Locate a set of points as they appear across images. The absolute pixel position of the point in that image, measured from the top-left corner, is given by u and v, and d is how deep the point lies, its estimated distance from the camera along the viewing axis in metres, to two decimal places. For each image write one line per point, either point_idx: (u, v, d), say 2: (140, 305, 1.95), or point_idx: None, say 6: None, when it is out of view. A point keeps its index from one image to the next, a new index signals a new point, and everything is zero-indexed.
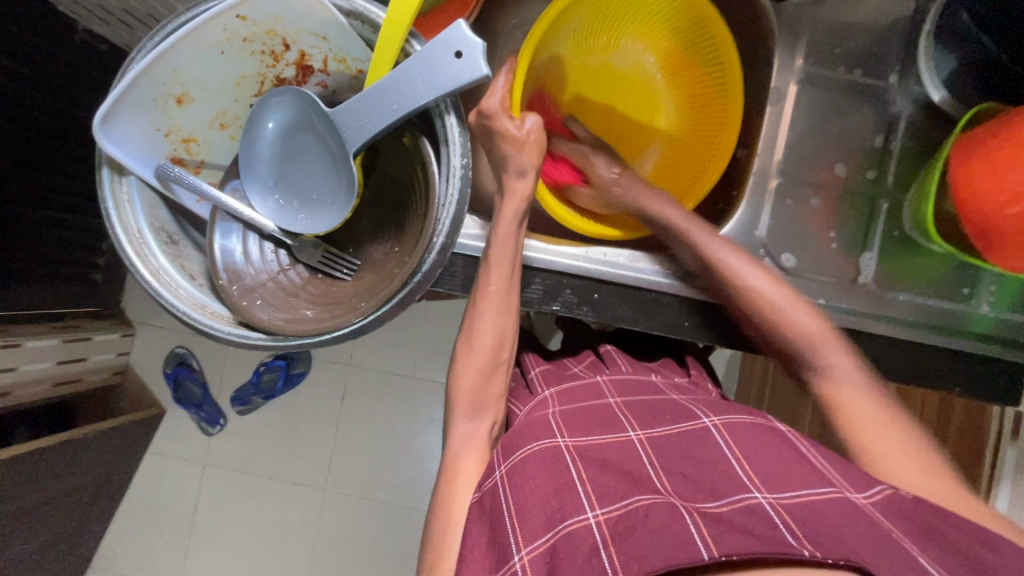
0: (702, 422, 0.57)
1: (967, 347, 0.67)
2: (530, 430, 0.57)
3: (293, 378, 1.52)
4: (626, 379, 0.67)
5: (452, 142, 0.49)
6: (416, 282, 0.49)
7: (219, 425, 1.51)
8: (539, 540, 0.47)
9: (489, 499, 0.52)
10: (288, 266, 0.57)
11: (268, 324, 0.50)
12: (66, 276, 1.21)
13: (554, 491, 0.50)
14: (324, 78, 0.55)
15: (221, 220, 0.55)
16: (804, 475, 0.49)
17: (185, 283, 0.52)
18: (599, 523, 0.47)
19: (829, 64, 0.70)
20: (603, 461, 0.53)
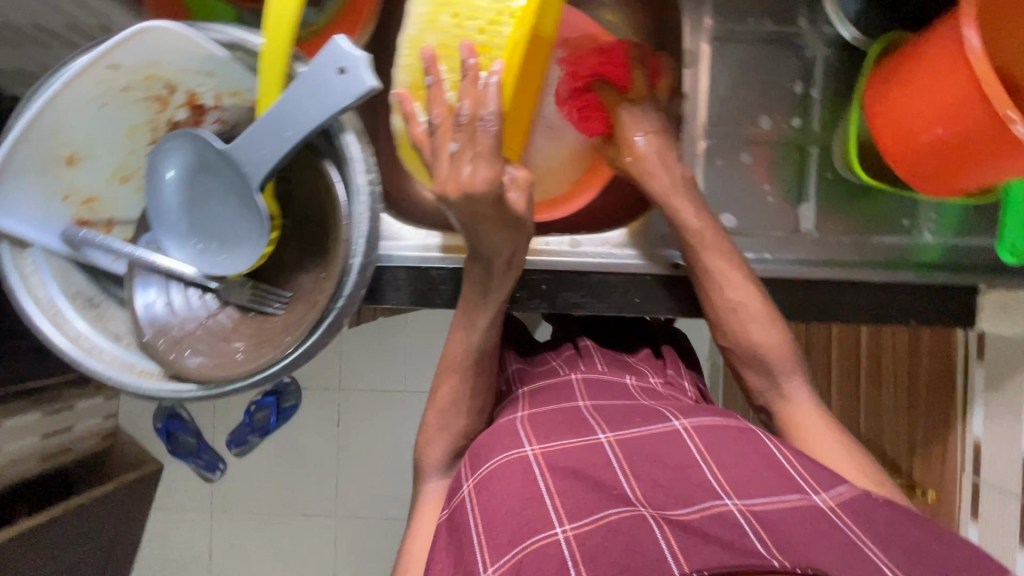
0: (672, 425, 0.56)
1: (913, 280, 0.67)
2: (497, 441, 0.57)
3: (286, 412, 1.53)
4: (597, 376, 0.67)
5: (353, 160, 0.48)
6: (340, 307, 0.49)
7: (219, 469, 1.55)
8: (505, 556, 0.47)
9: (456, 513, 0.54)
10: (217, 309, 0.55)
11: (197, 374, 0.50)
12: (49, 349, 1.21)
13: (520, 506, 0.50)
14: (221, 114, 0.54)
15: (139, 275, 0.53)
16: (777, 474, 0.51)
17: (110, 345, 0.51)
18: (569, 538, 0.47)
19: (738, 18, 0.69)
20: (574, 471, 0.52)
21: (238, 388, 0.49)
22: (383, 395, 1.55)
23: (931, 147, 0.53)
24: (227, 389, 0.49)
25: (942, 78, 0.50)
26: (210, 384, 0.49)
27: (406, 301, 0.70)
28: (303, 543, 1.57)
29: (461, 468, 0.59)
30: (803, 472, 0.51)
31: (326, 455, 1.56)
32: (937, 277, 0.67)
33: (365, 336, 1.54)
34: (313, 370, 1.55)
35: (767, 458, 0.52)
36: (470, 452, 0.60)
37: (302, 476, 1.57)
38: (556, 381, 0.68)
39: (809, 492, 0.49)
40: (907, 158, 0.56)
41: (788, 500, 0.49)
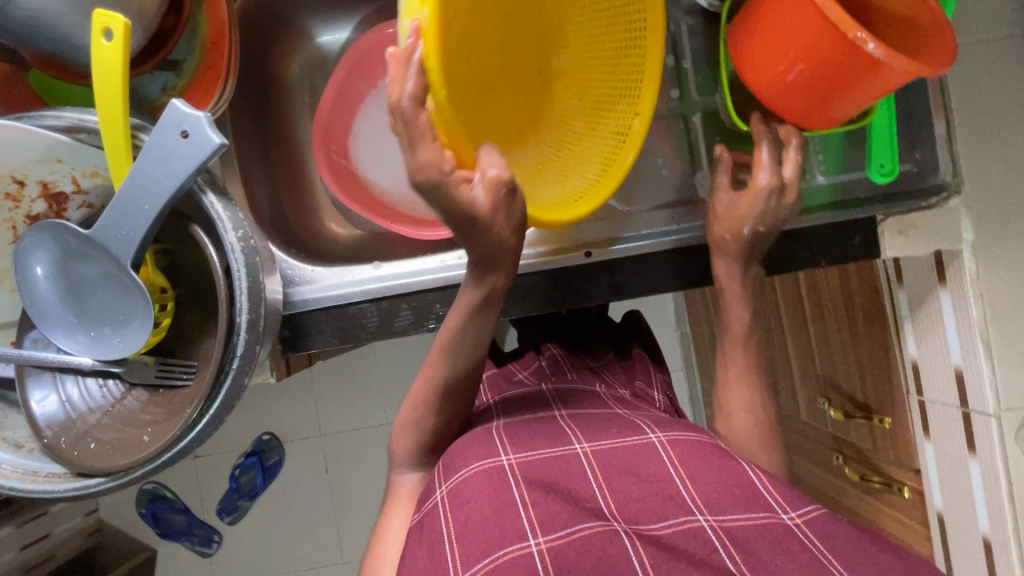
0: (648, 438, 0.57)
1: (816, 220, 0.70)
2: (473, 447, 0.55)
3: (270, 470, 1.49)
4: (567, 387, 0.71)
5: (220, 220, 0.48)
6: (237, 368, 0.48)
7: (216, 541, 1.50)
8: (477, 565, 0.47)
9: (427, 520, 0.52)
10: (123, 394, 0.54)
11: (104, 466, 0.49)
12: None
13: (495, 514, 0.49)
14: (85, 198, 0.53)
15: (31, 375, 0.52)
16: (751, 492, 0.52)
17: (10, 454, 0.50)
18: (542, 551, 0.47)
19: None
20: (547, 484, 0.52)
21: (145, 474, 0.48)
22: (364, 433, 1.53)
23: (801, 82, 0.56)
24: (134, 477, 0.48)
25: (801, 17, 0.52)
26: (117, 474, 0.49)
27: (334, 342, 0.70)
28: None
29: (434, 473, 0.57)
30: (773, 490, 0.52)
31: (319, 505, 1.53)
32: (839, 215, 0.70)
33: (333, 378, 1.52)
34: (288, 423, 1.52)
35: (733, 468, 0.54)
36: (443, 457, 0.58)
37: (299, 532, 1.53)
38: (526, 391, 0.71)
39: (778, 509, 0.50)
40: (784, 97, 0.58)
41: (754, 517, 0.50)
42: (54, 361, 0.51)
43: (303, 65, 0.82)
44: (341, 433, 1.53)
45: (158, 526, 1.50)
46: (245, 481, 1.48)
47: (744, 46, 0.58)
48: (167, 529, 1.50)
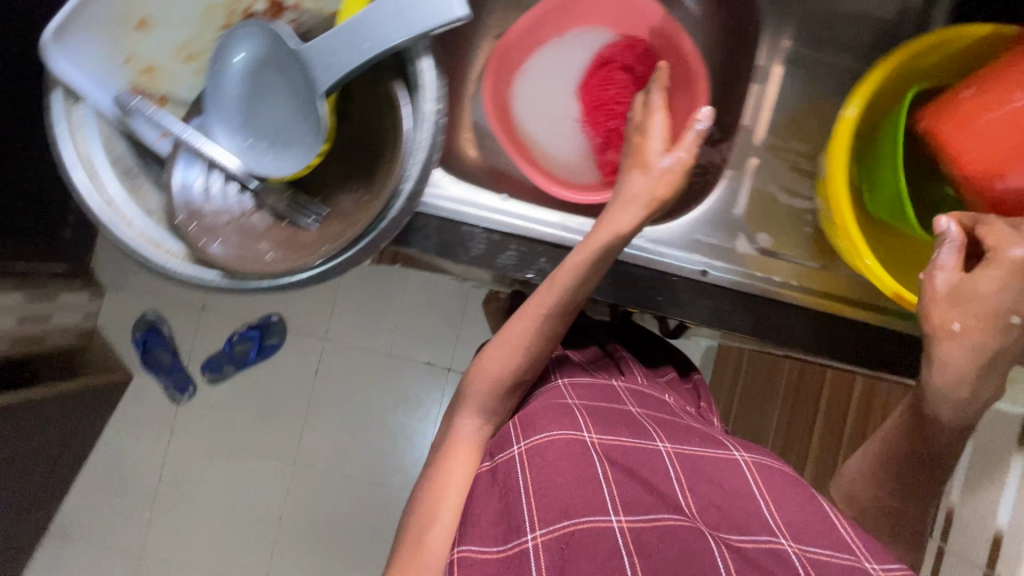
0: (732, 456, 0.56)
1: None
2: (556, 414, 0.57)
3: (267, 349, 1.52)
4: (641, 390, 0.68)
5: (425, 86, 0.48)
6: (382, 228, 0.49)
7: (188, 392, 1.52)
8: (557, 524, 0.50)
9: (501, 471, 0.55)
10: (251, 210, 0.54)
11: (225, 263, 0.50)
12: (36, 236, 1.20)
13: (575, 481, 0.52)
14: (297, 18, 0.53)
15: (183, 154, 0.52)
16: (836, 535, 0.49)
17: (140, 218, 0.51)
18: (623, 529, 0.50)
19: (816, 47, 0.70)
20: (630, 469, 0.54)
21: (262, 287, 0.50)
22: (367, 354, 1.54)
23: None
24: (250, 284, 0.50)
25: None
26: (235, 275, 0.50)
27: (429, 251, 0.69)
28: (251, 489, 1.53)
29: (509, 426, 0.59)
30: (859, 539, 0.49)
31: (296, 402, 1.54)
32: None
33: (362, 292, 1.53)
34: (304, 314, 1.53)
35: (817, 508, 0.52)
36: (520, 415, 0.60)
37: (267, 418, 1.54)
38: (597, 380, 0.67)
39: (862, 559, 0.47)
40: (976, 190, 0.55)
41: (841, 557, 0.48)
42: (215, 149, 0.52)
43: None
44: (349, 346, 1.54)
45: (143, 356, 1.53)
46: (238, 351, 1.52)
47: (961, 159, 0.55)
48: (150, 361, 1.52)
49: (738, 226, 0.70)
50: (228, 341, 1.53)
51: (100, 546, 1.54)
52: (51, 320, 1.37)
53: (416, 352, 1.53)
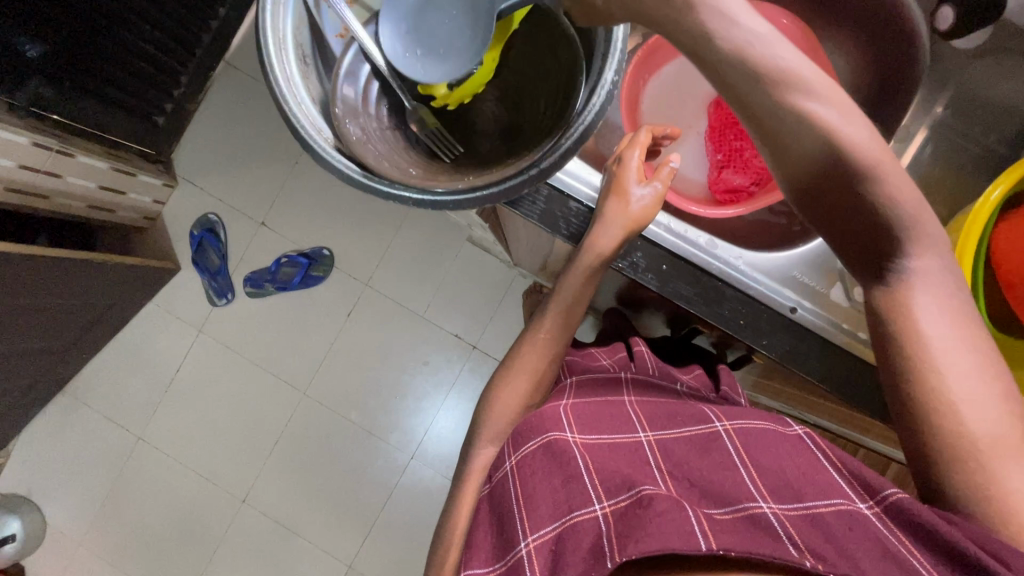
0: (714, 426, 0.60)
1: None
2: (540, 421, 0.63)
3: (310, 280, 1.56)
4: (646, 379, 0.74)
5: (612, 54, 0.49)
6: (531, 175, 0.50)
7: (226, 298, 1.57)
8: (547, 529, 0.55)
9: (498, 489, 0.61)
10: (397, 128, 0.58)
11: (370, 163, 0.51)
12: (132, 108, 1.25)
13: (561, 482, 0.56)
14: None
15: (354, 55, 0.54)
16: (829, 481, 0.52)
17: (308, 100, 0.52)
18: (605, 515, 0.52)
19: (963, 123, 0.69)
20: (610, 458, 0.58)
21: (395, 196, 0.50)
22: (401, 310, 1.57)
23: None
24: (389, 192, 0.50)
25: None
26: (375, 177, 0.51)
27: (534, 217, 0.69)
28: (258, 404, 1.57)
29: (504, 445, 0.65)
30: (846, 475, 0.53)
31: (324, 335, 1.58)
32: None
33: (415, 249, 1.56)
34: (355, 255, 1.56)
35: (810, 463, 0.54)
36: (515, 430, 0.66)
37: (292, 342, 1.58)
38: (603, 375, 0.75)
39: (854, 500, 0.50)
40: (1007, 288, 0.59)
41: (830, 502, 0.50)
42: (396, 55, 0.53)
43: None
44: (388, 297, 1.57)
45: (195, 252, 1.57)
46: (282, 273, 1.55)
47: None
48: (201, 260, 1.57)
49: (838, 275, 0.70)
50: (276, 261, 1.57)
51: (106, 418, 1.59)
52: (125, 196, 1.40)
53: (448, 322, 1.56)
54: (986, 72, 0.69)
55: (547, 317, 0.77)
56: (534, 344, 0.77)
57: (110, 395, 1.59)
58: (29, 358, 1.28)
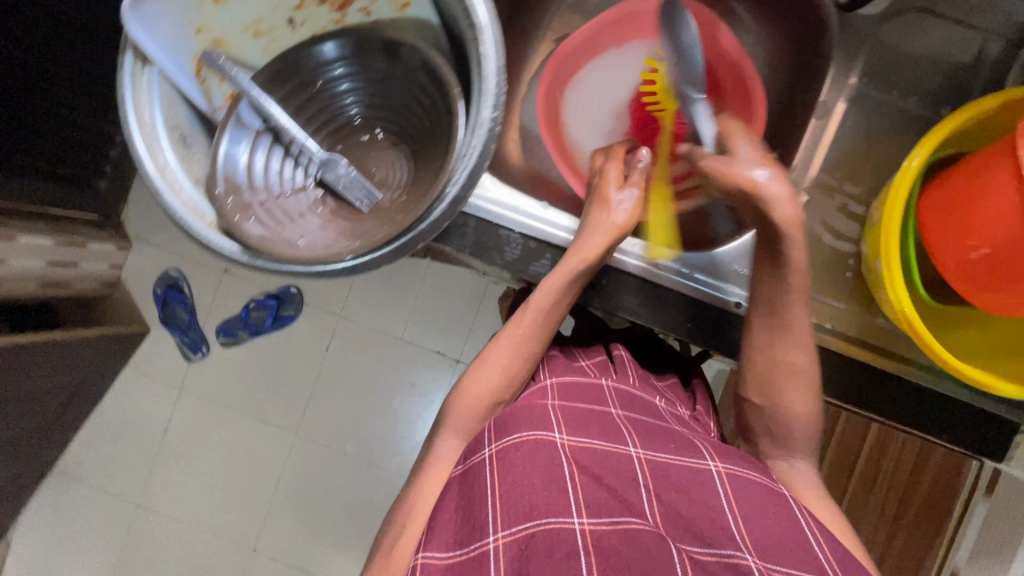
0: (706, 464, 0.53)
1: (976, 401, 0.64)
2: (528, 416, 0.53)
3: (282, 320, 1.41)
4: (631, 393, 0.63)
5: (485, 93, 0.50)
6: (421, 231, 0.51)
7: (202, 352, 1.41)
8: (517, 526, 0.45)
9: (472, 473, 0.51)
10: (300, 188, 0.58)
11: (254, 241, 0.51)
12: (76, 174, 1.14)
13: (540, 487, 0.47)
14: (368, 6, 0.56)
15: (233, 130, 0.54)
16: (809, 552, 0.47)
17: (188, 186, 0.53)
18: (584, 531, 0.44)
19: (881, 88, 0.68)
20: (597, 475, 0.49)
21: (280, 271, 0.51)
22: (375, 336, 1.40)
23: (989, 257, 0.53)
24: (274, 269, 0.51)
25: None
26: (258, 257, 0.51)
27: (465, 250, 0.69)
28: (251, 463, 1.41)
29: (484, 430, 0.55)
30: (828, 553, 0.47)
31: (303, 374, 1.42)
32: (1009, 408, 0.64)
33: None
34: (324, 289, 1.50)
35: (792, 521, 0.49)
36: (497, 418, 0.56)
37: (274, 392, 1.42)
38: (586, 380, 0.63)
39: (831, 574, 0.45)
40: (940, 258, 0.57)
41: (805, 575, 0.45)
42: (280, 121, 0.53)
43: None
44: (362, 326, 1.41)
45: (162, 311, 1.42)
46: (253, 317, 1.40)
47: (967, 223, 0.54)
48: (169, 318, 1.42)
49: None
50: (245, 306, 1.42)
51: (99, 497, 1.43)
52: (80, 267, 1.25)
53: (428, 340, 1.39)
54: (899, 31, 0.67)
55: (526, 315, 0.63)
56: (500, 358, 0.63)
57: (91, 479, 1.44)
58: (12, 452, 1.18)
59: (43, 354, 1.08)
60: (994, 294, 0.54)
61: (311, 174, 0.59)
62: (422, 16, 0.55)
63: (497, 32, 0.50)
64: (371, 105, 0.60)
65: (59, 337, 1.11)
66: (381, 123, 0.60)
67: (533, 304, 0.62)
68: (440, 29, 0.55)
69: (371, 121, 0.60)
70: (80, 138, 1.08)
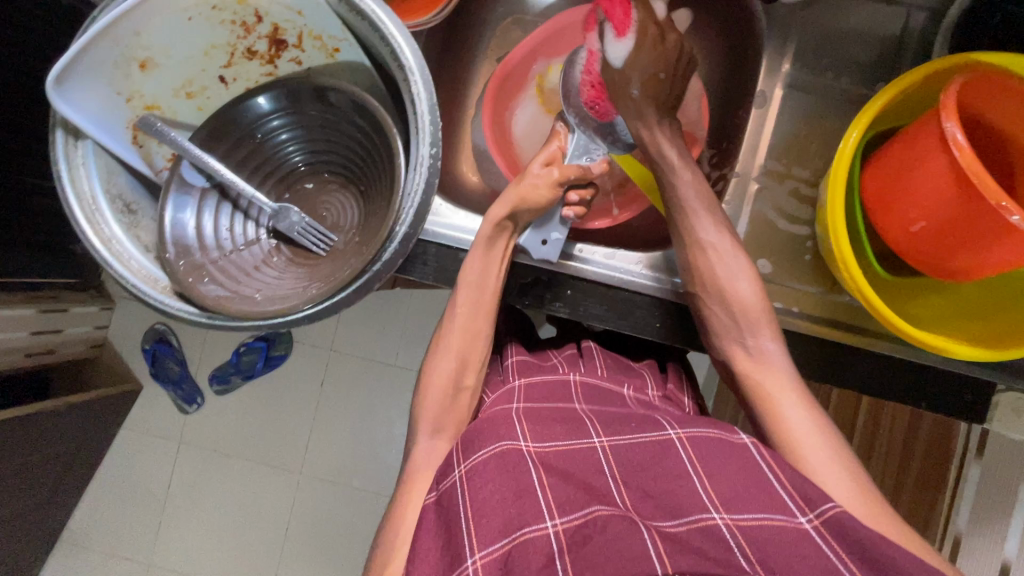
0: (666, 435, 0.51)
1: (956, 368, 0.64)
2: (491, 426, 0.52)
3: (274, 361, 1.39)
4: (598, 382, 0.63)
5: (421, 131, 0.51)
6: (375, 271, 0.51)
7: (196, 404, 1.39)
8: (494, 545, 0.44)
9: (446, 499, 0.49)
10: (253, 239, 0.58)
11: (204, 301, 0.52)
12: (53, 242, 1.14)
13: (510, 497, 0.46)
14: (298, 55, 0.56)
15: (175, 191, 0.55)
16: (767, 489, 0.45)
17: (138, 255, 0.53)
18: (558, 532, 0.44)
19: (817, 70, 0.69)
20: (566, 473, 0.48)
21: (236, 326, 0.51)
22: (369, 365, 1.39)
23: (929, 232, 0.54)
24: (233, 326, 0.51)
25: (1012, 103, 0.51)
26: (217, 317, 0.51)
27: (429, 277, 0.68)
28: (259, 508, 1.38)
29: (451, 452, 0.53)
30: (786, 483, 0.45)
31: (302, 411, 1.39)
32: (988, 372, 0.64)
33: None
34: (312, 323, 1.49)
35: (753, 466, 0.47)
36: (461, 437, 0.54)
37: (272, 433, 1.39)
38: (552, 378, 0.63)
39: (794, 512, 0.43)
40: (888, 230, 0.58)
41: (770, 518, 0.43)
42: (224, 179, 0.53)
43: (502, 8, 0.81)
44: (354, 357, 1.40)
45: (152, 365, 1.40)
46: (244, 361, 1.38)
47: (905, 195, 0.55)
48: (160, 372, 1.39)
49: None
50: (235, 351, 1.40)
51: (110, 560, 1.39)
52: (62, 333, 1.23)
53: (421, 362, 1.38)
54: (825, 13, 0.68)
55: (459, 294, 0.63)
56: (449, 349, 0.63)
57: (98, 546, 1.40)
58: (10, 527, 1.15)
59: (29, 426, 1.06)
60: (948, 261, 0.55)
61: (265, 223, 0.59)
62: (352, 59, 0.56)
63: (425, 70, 0.51)
64: (313, 149, 0.60)
65: (42, 407, 1.08)
66: (326, 164, 0.61)
67: (463, 281, 0.62)
68: (371, 68, 0.56)
69: (316, 163, 0.61)
70: (54, 204, 1.07)
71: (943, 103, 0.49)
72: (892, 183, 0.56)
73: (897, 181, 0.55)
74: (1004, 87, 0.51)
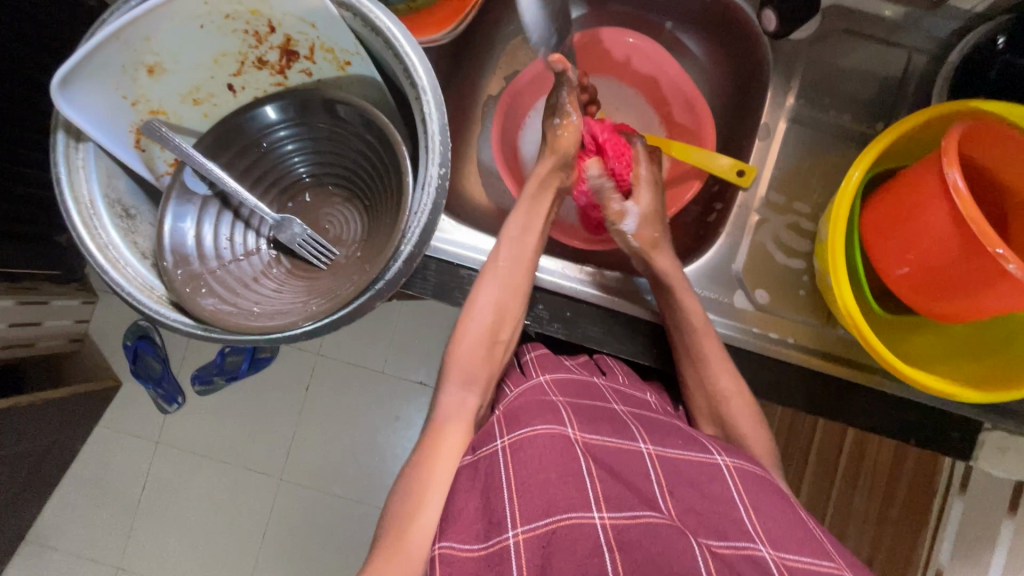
0: (714, 458, 0.52)
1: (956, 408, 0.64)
2: (539, 410, 0.52)
3: (259, 363, 1.35)
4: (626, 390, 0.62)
5: (430, 151, 0.50)
6: (376, 290, 0.50)
7: (177, 403, 1.35)
8: (539, 522, 0.43)
9: (483, 466, 0.49)
10: (253, 249, 0.57)
11: (202, 311, 0.51)
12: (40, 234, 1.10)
13: (559, 479, 0.46)
14: (309, 66, 0.56)
15: (175, 202, 0.54)
16: (813, 539, 0.46)
17: (134, 261, 0.53)
18: (605, 524, 0.43)
19: (819, 107, 0.71)
20: (611, 468, 0.48)
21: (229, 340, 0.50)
22: (358, 371, 1.37)
23: (932, 275, 0.55)
24: (228, 338, 0.50)
25: (1005, 151, 0.53)
26: (211, 328, 0.50)
27: (428, 293, 0.67)
28: (237, 511, 1.35)
29: (492, 423, 0.54)
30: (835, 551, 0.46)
31: (286, 416, 1.37)
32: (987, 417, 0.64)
33: None
34: None
35: (794, 512, 0.49)
36: (505, 413, 0.55)
37: (255, 437, 1.36)
38: (582, 376, 0.62)
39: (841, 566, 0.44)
40: (886, 271, 0.59)
41: (819, 564, 0.44)
42: (226, 187, 0.53)
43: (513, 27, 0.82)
44: (342, 362, 1.38)
45: (133, 363, 1.36)
46: (229, 362, 1.35)
47: (909, 240, 0.55)
48: (141, 370, 1.36)
49: (737, 280, 0.70)
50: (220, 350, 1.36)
51: (78, 561, 1.35)
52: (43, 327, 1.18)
53: (410, 370, 1.36)
54: (830, 50, 0.70)
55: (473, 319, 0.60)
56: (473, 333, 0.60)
57: (65, 545, 1.35)
58: None
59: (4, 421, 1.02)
60: (948, 301, 0.55)
61: (265, 234, 0.58)
62: (363, 73, 0.55)
63: (438, 89, 0.50)
64: (317, 160, 0.60)
65: (20, 403, 1.05)
66: (330, 176, 0.60)
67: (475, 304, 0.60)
68: (383, 84, 0.55)
69: (320, 175, 0.60)
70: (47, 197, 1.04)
71: (944, 149, 0.50)
72: (896, 227, 0.56)
73: (901, 223, 0.56)
74: (995, 135, 0.52)
